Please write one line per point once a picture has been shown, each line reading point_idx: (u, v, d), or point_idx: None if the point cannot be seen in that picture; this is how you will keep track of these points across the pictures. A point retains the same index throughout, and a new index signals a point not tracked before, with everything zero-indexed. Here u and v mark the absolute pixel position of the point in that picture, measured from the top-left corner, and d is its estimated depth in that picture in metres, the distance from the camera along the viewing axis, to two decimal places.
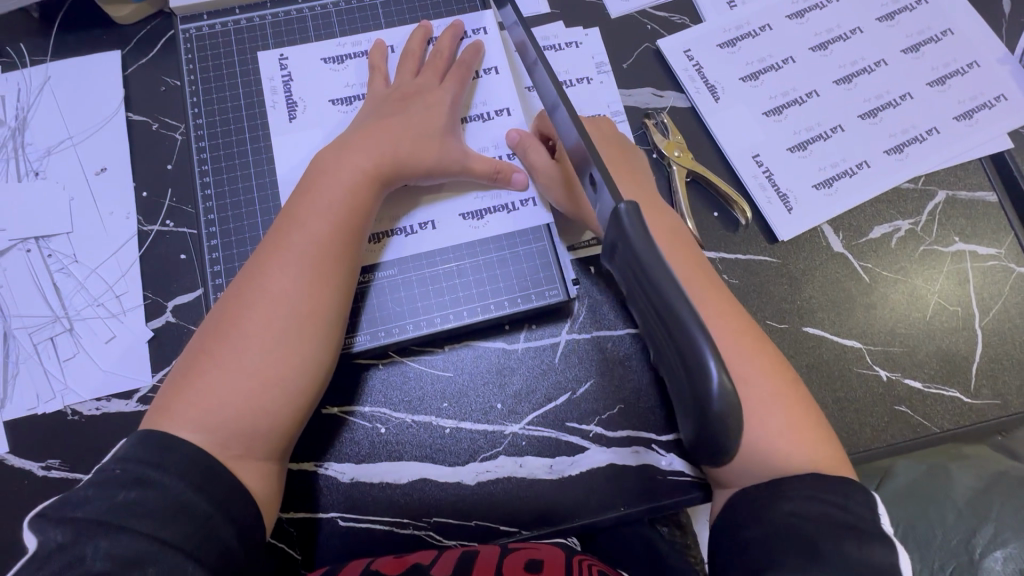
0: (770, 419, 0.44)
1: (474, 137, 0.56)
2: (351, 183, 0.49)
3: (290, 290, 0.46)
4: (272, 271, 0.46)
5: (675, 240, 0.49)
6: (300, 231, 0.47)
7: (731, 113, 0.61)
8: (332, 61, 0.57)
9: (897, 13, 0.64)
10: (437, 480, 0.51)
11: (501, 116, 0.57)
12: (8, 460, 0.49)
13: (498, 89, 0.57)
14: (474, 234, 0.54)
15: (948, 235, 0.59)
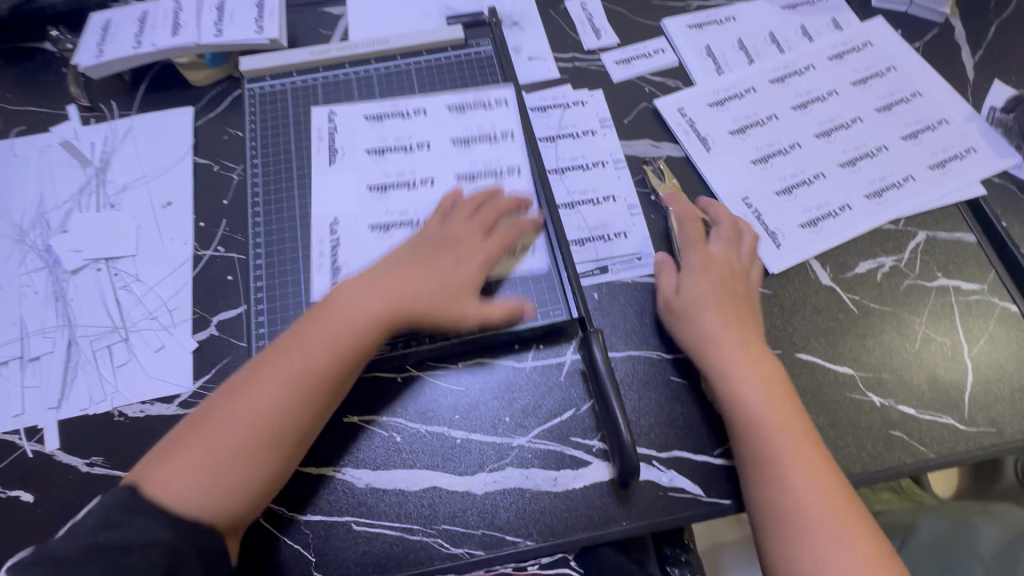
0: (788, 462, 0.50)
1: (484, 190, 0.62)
2: (369, 311, 0.52)
3: (283, 400, 0.48)
4: (278, 378, 0.49)
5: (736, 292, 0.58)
6: (315, 347, 0.50)
7: (722, 161, 0.68)
8: (372, 117, 0.66)
9: (869, 78, 0.73)
10: (447, 489, 0.53)
11: (512, 177, 0.63)
12: (57, 456, 0.53)
13: (513, 155, 0.64)
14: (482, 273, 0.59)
15: (931, 271, 0.63)
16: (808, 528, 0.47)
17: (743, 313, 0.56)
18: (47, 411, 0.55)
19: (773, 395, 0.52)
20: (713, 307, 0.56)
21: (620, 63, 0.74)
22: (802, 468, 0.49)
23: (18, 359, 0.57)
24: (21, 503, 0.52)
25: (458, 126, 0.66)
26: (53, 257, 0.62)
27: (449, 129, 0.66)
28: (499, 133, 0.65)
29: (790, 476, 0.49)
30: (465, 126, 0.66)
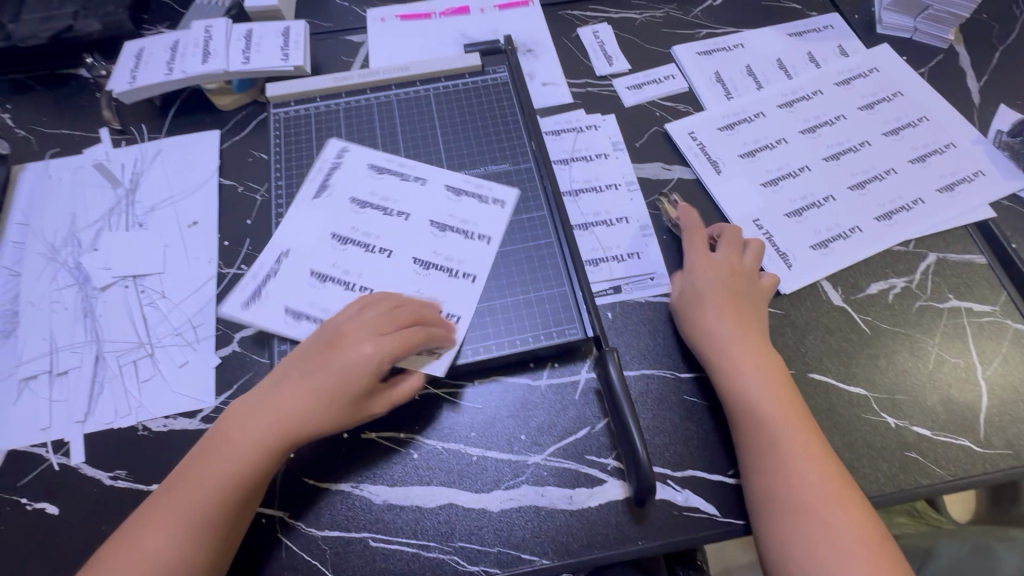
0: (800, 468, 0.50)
1: (431, 282, 0.60)
2: (257, 433, 0.51)
3: (171, 532, 0.47)
4: (170, 503, 0.49)
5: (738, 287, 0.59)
6: (208, 470, 0.50)
7: (732, 183, 0.69)
8: (378, 169, 0.67)
9: (877, 103, 0.74)
10: (463, 506, 0.53)
11: (464, 279, 0.61)
12: (82, 469, 0.55)
13: (476, 261, 0.62)
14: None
15: (942, 292, 0.63)
16: (795, 482, 0.49)
17: (755, 309, 0.59)
18: (74, 425, 0.56)
19: (778, 391, 0.53)
20: (715, 301, 0.58)
21: (632, 88, 0.77)
22: (793, 430, 0.51)
23: (47, 373, 0.59)
24: (46, 515, 0.53)
25: (444, 208, 0.64)
26: (83, 274, 0.64)
27: (428, 211, 0.64)
28: (472, 230, 0.63)
29: (781, 437, 0.51)
30: (450, 215, 0.64)
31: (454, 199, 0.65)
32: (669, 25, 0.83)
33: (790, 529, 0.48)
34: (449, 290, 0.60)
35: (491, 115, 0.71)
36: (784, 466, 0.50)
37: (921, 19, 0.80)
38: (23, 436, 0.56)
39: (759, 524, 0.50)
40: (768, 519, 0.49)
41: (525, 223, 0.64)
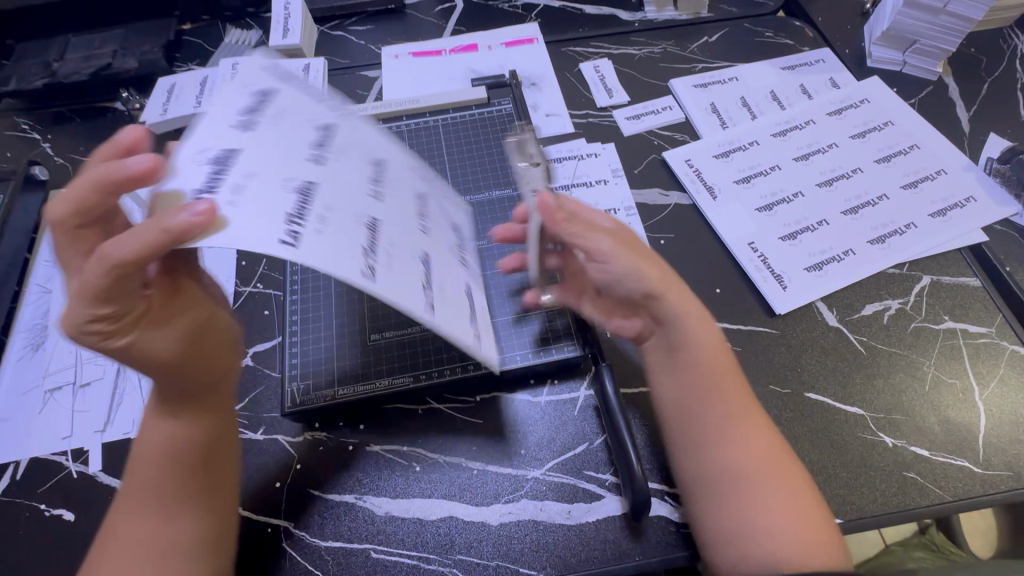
0: (735, 448, 0.50)
1: (338, 220, 0.41)
2: (165, 412, 0.49)
3: (143, 520, 0.46)
4: (131, 497, 0.47)
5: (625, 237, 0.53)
6: (145, 458, 0.48)
7: (727, 208, 0.72)
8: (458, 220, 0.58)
9: (868, 132, 0.77)
10: (463, 519, 0.54)
11: (365, 263, 0.40)
12: (99, 476, 0.57)
13: (403, 279, 0.42)
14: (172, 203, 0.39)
15: (937, 314, 0.64)
16: (718, 443, 0.50)
17: (639, 238, 0.54)
18: (94, 434, 0.59)
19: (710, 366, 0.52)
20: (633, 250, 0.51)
21: (631, 119, 0.80)
22: (721, 378, 0.52)
23: (71, 384, 0.62)
24: (64, 521, 0.55)
25: (434, 255, 0.49)
26: None
27: (392, 226, 0.46)
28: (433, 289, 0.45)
29: (708, 387, 0.52)
30: (431, 268, 0.47)
31: (450, 273, 0.50)
32: (667, 60, 0.87)
33: (720, 484, 0.49)
34: (336, 232, 0.40)
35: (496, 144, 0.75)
36: (710, 415, 0.51)
37: (909, 53, 0.83)
38: (46, 444, 0.59)
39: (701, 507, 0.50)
40: (709, 492, 0.50)
41: None
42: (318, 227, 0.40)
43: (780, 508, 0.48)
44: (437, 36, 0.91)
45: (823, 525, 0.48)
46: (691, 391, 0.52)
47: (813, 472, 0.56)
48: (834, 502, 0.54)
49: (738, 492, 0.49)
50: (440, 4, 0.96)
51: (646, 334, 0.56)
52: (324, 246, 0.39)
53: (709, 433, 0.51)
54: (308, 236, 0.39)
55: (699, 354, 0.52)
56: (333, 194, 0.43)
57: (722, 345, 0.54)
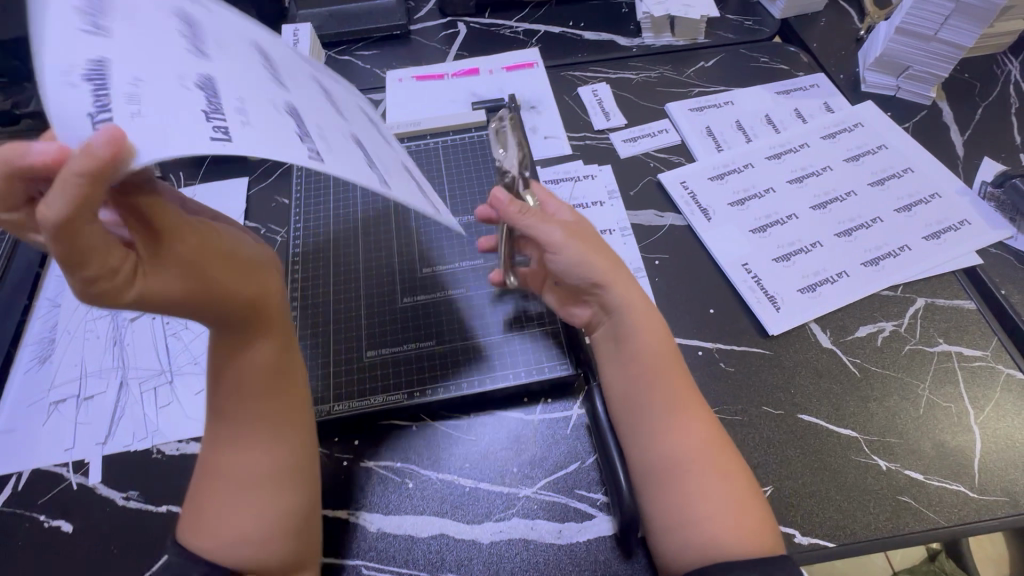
0: (677, 429, 0.52)
1: (160, 88, 0.32)
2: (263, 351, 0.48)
3: (268, 454, 0.48)
4: (247, 433, 0.47)
5: (574, 226, 0.59)
6: (245, 397, 0.47)
7: (721, 229, 0.73)
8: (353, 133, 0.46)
9: (862, 155, 0.78)
10: (455, 536, 0.54)
11: (210, 130, 0.30)
12: (99, 489, 0.58)
13: (269, 142, 0.33)
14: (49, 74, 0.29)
15: (932, 336, 0.64)
16: (659, 422, 0.52)
17: (591, 232, 0.61)
18: (95, 446, 0.60)
19: (654, 340, 0.56)
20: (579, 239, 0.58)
21: (627, 141, 0.82)
22: (663, 364, 0.55)
23: (75, 397, 0.63)
24: (62, 532, 0.56)
25: (327, 134, 0.40)
26: None
27: (248, 97, 0.36)
28: (313, 145, 0.36)
29: (649, 373, 0.54)
30: (320, 138, 0.38)
31: (350, 152, 0.40)
32: (664, 84, 0.89)
33: (660, 467, 0.51)
34: (162, 106, 0.31)
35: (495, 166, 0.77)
36: (651, 400, 0.53)
37: (903, 78, 0.85)
38: (48, 456, 0.60)
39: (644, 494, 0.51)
40: (648, 470, 0.51)
41: None
42: (142, 111, 0.30)
43: (718, 486, 0.49)
44: (440, 60, 0.94)
45: (755, 506, 0.49)
46: (633, 378, 0.55)
47: (806, 494, 0.55)
48: (826, 525, 0.54)
49: (675, 471, 0.50)
50: (444, 30, 0.99)
51: (595, 323, 0.60)
52: (149, 129, 0.29)
53: (649, 418, 0.53)
54: (131, 120, 0.29)
55: (638, 341, 0.55)
56: (150, 68, 0.33)
57: (663, 336, 0.57)
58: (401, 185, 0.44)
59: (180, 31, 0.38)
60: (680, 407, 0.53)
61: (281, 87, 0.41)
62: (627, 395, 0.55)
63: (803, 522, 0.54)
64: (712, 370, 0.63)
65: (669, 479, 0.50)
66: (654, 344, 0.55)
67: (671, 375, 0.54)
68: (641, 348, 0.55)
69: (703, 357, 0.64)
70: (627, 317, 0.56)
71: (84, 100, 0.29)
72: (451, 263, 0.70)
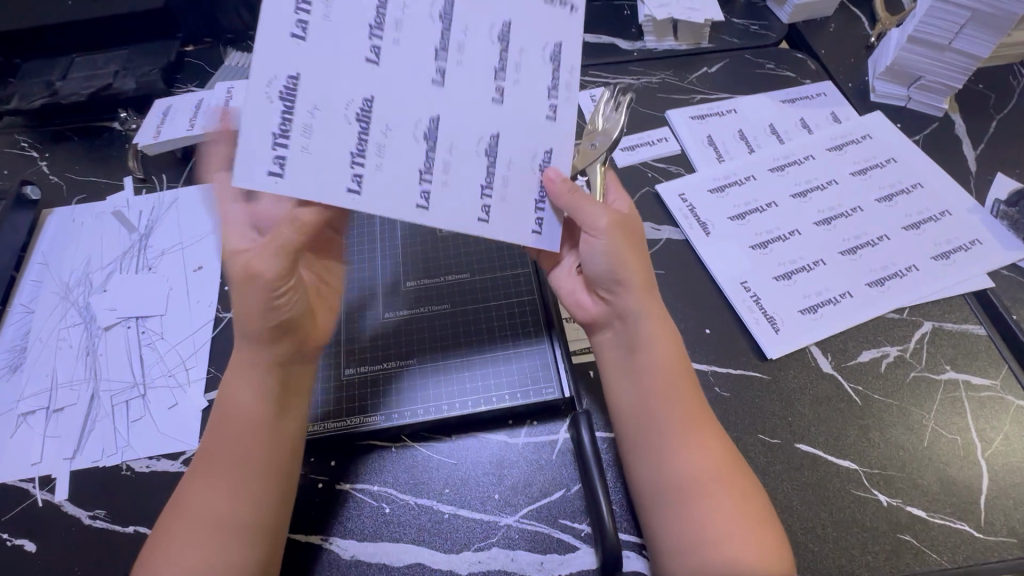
0: (688, 448, 0.51)
1: (331, 123, 0.45)
2: (255, 388, 0.51)
3: (229, 494, 0.48)
4: (221, 468, 0.49)
5: (628, 225, 0.57)
6: (226, 434, 0.50)
7: (720, 245, 0.70)
8: (497, 94, 0.49)
9: (869, 169, 0.75)
10: (432, 566, 0.52)
11: (348, 180, 0.45)
12: (64, 507, 0.56)
13: (384, 186, 0.46)
14: (258, 91, 0.42)
15: (938, 363, 0.61)
16: (670, 439, 0.51)
17: (635, 228, 0.58)
18: (63, 461, 0.58)
19: (665, 357, 0.55)
20: (625, 241, 0.56)
21: (625, 149, 0.79)
22: (680, 378, 0.54)
23: (45, 408, 0.61)
24: (23, 552, 0.54)
25: (462, 135, 0.49)
26: (90, 313, 0.67)
27: (397, 122, 0.47)
28: (432, 173, 0.48)
29: (669, 386, 0.53)
30: (449, 145, 0.48)
31: (474, 153, 0.49)
32: (665, 90, 0.86)
33: (673, 486, 0.50)
34: (323, 138, 0.44)
35: None
36: (667, 416, 0.52)
37: (914, 88, 0.81)
38: (14, 471, 0.58)
39: (652, 516, 0.50)
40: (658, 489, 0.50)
41: (509, 280, 0.67)
42: (308, 145, 0.44)
43: (733, 509, 0.48)
44: None
45: (770, 529, 0.48)
46: (649, 391, 0.53)
47: (802, 530, 0.53)
48: (822, 564, 0.51)
49: (688, 491, 0.49)
50: None
51: (601, 326, 0.58)
52: (308, 168, 0.44)
53: (666, 434, 0.51)
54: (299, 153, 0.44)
55: (654, 352, 0.55)
56: (330, 92, 0.44)
57: (677, 349, 0.56)
58: (527, 179, 0.52)
59: (364, 19, 0.45)
60: (691, 425, 0.52)
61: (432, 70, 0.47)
62: (638, 411, 0.53)
63: (798, 560, 0.51)
64: (706, 394, 0.60)
65: (682, 500, 0.49)
66: (664, 359, 0.55)
67: (682, 394, 0.53)
68: (653, 363, 0.54)
69: (697, 380, 0.61)
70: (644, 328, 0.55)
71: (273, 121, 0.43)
72: (439, 276, 0.67)
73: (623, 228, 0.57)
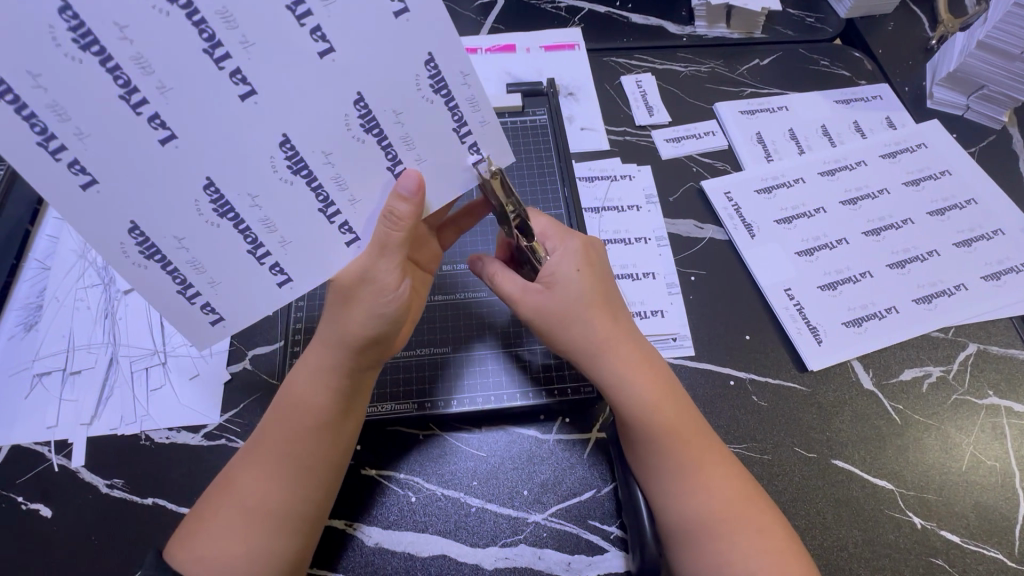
0: (702, 489, 0.48)
1: (205, 241, 0.42)
2: (317, 386, 0.47)
3: (282, 488, 0.45)
4: (276, 461, 0.46)
5: (588, 292, 0.51)
6: (287, 425, 0.47)
7: (764, 249, 0.67)
8: (319, 42, 0.38)
9: (923, 179, 0.72)
10: (458, 559, 0.51)
11: (272, 275, 0.44)
12: (80, 473, 0.54)
13: (301, 256, 0.45)
14: (125, 265, 0.41)
15: (982, 388, 0.60)
16: (679, 479, 0.48)
17: (604, 292, 0.53)
18: (79, 427, 0.56)
19: (662, 402, 0.50)
20: (589, 309, 0.51)
21: (670, 141, 0.76)
22: (675, 426, 0.49)
23: (61, 370, 0.59)
24: (39, 517, 0.52)
25: (325, 144, 0.41)
26: (109, 275, 0.65)
27: (251, 176, 0.40)
28: (335, 202, 0.44)
29: (664, 436, 0.49)
30: (322, 154, 0.42)
31: (348, 141, 0.42)
32: (715, 81, 0.82)
33: (690, 524, 0.47)
34: (217, 263, 0.43)
35: (526, 157, 0.71)
36: (665, 461, 0.48)
37: (975, 98, 0.78)
38: (29, 433, 0.56)
39: (669, 544, 0.48)
40: (670, 523, 0.47)
41: None
42: (212, 277, 0.43)
43: (754, 543, 0.46)
44: (474, 32, 0.87)
45: (797, 564, 0.46)
46: (639, 441, 0.49)
47: (836, 549, 0.52)
48: None
49: (706, 527, 0.46)
50: None
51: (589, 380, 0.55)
52: (228, 298, 0.44)
53: (670, 479, 0.48)
54: (208, 289, 0.43)
55: (656, 413, 0.49)
56: (180, 219, 0.40)
57: (669, 392, 0.51)
58: (436, 127, 0.44)
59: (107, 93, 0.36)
60: (704, 471, 0.48)
61: (232, 84, 0.38)
62: (639, 460, 0.49)
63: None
64: (743, 403, 0.59)
65: (695, 538, 0.46)
66: (661, 404, 0.50)
67: (693, 437, 0.49)
68: (652, 422, 0.49)
69: (734, 388, 0.59)
70: (634, 391, 0.50)
71: (164, 279, 0.42)
72: None
73: (572, 295, 0.51)
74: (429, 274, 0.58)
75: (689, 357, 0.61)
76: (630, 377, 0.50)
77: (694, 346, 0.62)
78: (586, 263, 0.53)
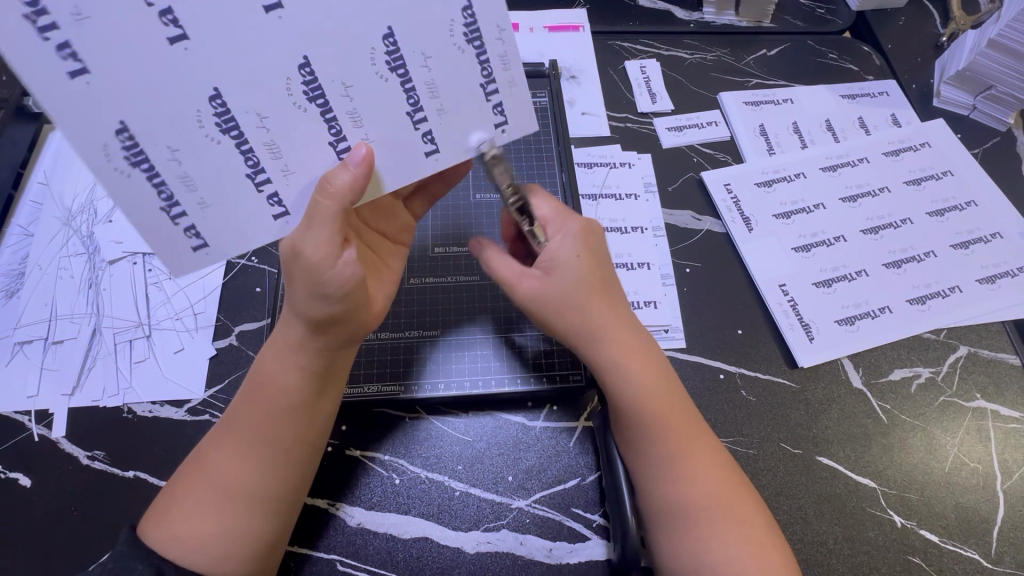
0: (687, 478, 0.47)
1: (198, 156, 0.40)
2: (290, 366, 0.46)
3: (257, 467, 0.45)
4: (249, 440, 0.45)
5: (586, 273, 0.50)
6: (261, 404, 0.46)
7: (762, 243, 0.67)
8: None
9: (924, 179, 0.71)
10: (440, 542, 0.51)
11: (270, 206, 0.43)
12: (60, 444, 0.53)
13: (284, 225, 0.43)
14: (106, 170, 0.38)
15: (970, 391, 0.60)
16: (665, 467, 0.48)
17: (603, 274, 0.52)
18: (60, 397, 0.56)
19: (652, 389, 0.49)
20: (585, 291, 0.50)
21: (672, 130, 0.75)
22: (656, 418, 0.49)
23: (43, 339, 0.58)
24: (17, 486, 0.52)
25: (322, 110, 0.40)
26: (93, 245, 0.63)
27: (268, 101, 0.39)
28: (346, 138, 0.42)
29: (652, 424, 0.48)
30: (342, 85, 0.40)
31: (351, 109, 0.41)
32: (720, 70, 0.81)
33: (672, 510, 0.47)
34: (210, 183, 0.41)
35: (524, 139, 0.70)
36: (650, 448, 0.48)
37: (982, 98, 0.77)
38: (7, 402, 0.55)
39: (651, 531, 0.48)
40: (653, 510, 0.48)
41: None
42: (202, 198, 0.41)
43: (736, 534, 0.46)
44: None
45: (778, 558, 0.46)
46: (627, 428, 0.49)
47: (816, 544, 0.52)
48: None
49: (688, 515, 0.47)
50: None
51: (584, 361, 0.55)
52: (217, 225, 0.42)
53: (653, 466, 0.48)
54: (196, 211, 0.41)
55: (645, 400, 0.49)
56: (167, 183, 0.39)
57: (660, 378, 0.51)
58: (465, 77, 0.43)
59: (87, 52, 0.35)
60: (691, 459, 0.48)
61: None
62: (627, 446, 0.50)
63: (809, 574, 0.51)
64: (732, 397, 0.59)
65: (677, 526, 0.47)
66: (651, 393, 0.49)
67: (681, 426, 0.49)
68: (641, 409, 0.49)
69: (724, 382, 0.59)
70: (626, 377, 0.50)
71: (152, 196, 0.40)
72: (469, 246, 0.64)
73: (570, 276, 0.50)
74: (399, 245, 0.56)
75: (681, 349, 0.61)
76: (621, 363, 0.50)
77: (685, 338, 0.61)
78: (587, 242, 0.51)
